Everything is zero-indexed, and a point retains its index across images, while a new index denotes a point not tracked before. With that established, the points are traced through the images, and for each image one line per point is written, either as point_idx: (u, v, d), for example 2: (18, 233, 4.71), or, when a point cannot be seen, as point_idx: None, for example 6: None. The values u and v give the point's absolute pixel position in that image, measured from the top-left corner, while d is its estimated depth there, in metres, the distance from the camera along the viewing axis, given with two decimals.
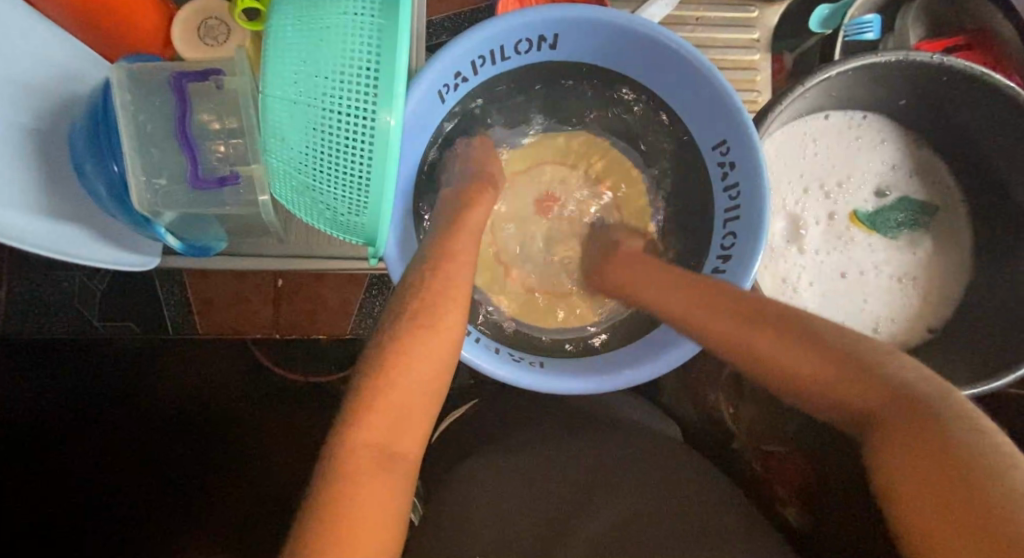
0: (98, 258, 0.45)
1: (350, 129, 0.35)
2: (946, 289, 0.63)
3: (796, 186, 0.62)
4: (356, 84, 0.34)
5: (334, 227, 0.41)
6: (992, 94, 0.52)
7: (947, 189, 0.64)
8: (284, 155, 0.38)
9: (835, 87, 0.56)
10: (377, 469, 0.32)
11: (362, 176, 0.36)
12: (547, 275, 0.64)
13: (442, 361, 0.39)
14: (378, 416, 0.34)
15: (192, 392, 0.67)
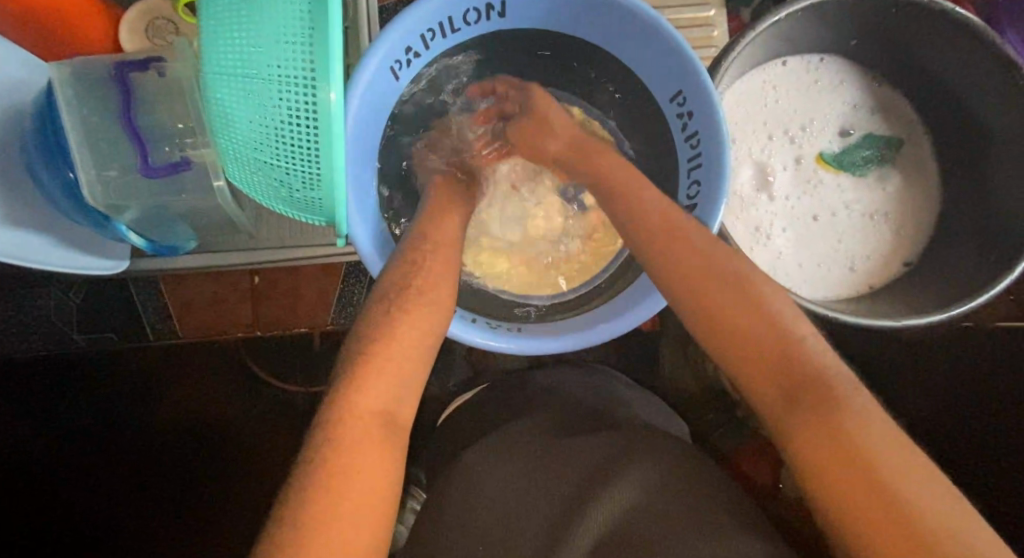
0: (67, 263, 0.45)
1: (294, 101, 0.34)
2: (918, 220, 0.63)
3: (760, 134, 0.62)
4: (293, 54, 0.33)
5: (297, 204, 0.42)
6: (940, 18, 0.53)
7: (911, 123, 0.64)
8: (237, 135, 0.38)
9: (787, 30, 0.57)
10: (375, 435, 0.31)
11: (313, 149, 0.36)
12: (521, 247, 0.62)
13: (431, 333, 0.38)
14: (374, 384, 0.33)
15: (188, 398, 0.67)
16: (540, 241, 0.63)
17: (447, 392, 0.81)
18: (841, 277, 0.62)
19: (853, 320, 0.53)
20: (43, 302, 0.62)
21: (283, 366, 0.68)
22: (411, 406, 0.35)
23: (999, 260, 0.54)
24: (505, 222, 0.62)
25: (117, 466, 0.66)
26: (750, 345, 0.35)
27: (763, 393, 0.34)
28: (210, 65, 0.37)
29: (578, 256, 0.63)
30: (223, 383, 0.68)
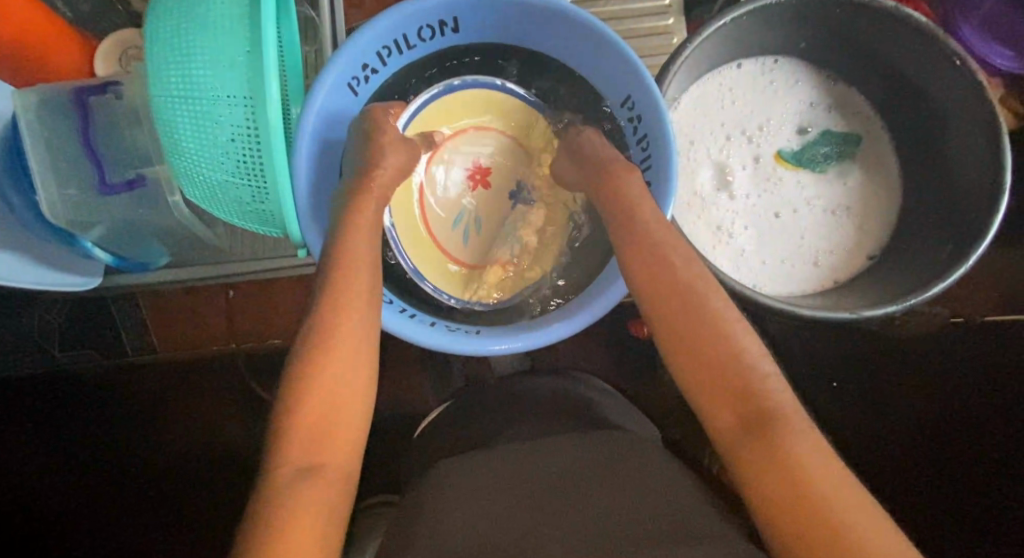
0: (48, 279, 0.48)
1: (237, 119, 0.37)
2: (880, 214, 0.64)
3: (717, 135, 0.63)
4: (234, 77, 0.36)
5: (250, 217, 0.44)
6: (882, 16, 0.55)
7: (869, 119, 0.66)
8: (186, 154, 0.40)
9: (737, 35, 0.58)
10: (324, 458, 0.31)
11: (259, 164, 0.38)
12: (482, 246, 0.63)
13: (364, 348, 0.38)
14: (317, 411, 0.33)
15: (170, 420, 0.69)
16: (492, 238, 0.63)
17: (434, 401, 0.81)
18: (805, 272, 0.62)
19: (812, 313, 0.53)
20: (22, 323, 0.64)
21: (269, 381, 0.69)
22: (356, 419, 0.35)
23: (959, 248, 0.54)
24: (469, 224, 0.62)
25: (99, 486, 0.68)
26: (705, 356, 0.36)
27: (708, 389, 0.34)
28: (156, 93, 0.39)
29: (543, 251, 0.63)
30: (203, 403, 0.70)
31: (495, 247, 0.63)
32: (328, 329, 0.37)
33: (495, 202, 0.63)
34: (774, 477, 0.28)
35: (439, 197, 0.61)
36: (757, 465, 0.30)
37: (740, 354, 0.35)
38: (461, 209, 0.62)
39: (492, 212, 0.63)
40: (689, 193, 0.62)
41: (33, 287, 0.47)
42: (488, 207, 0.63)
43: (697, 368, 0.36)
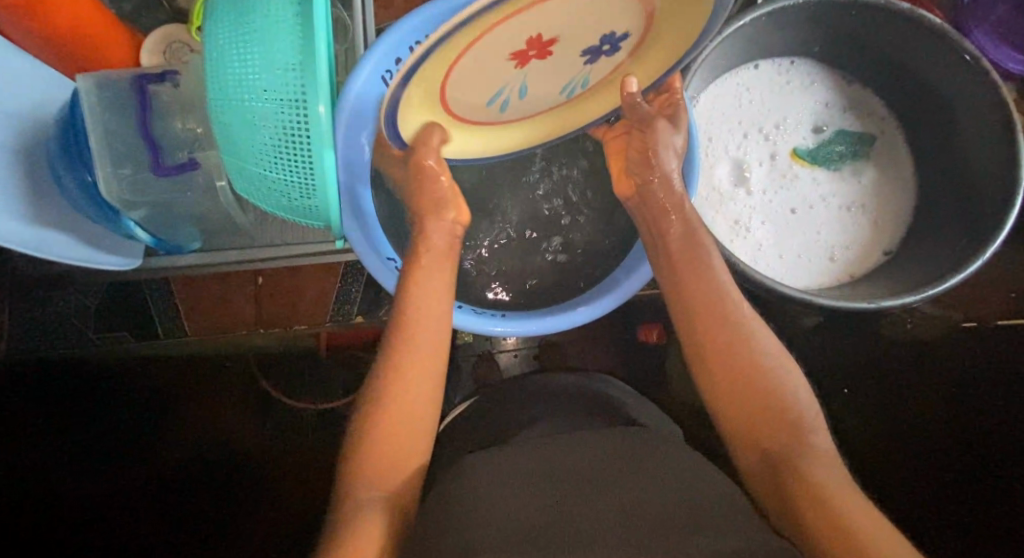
0: (90, 260, 0.50)
1: (290, 119, 0.39)
2: (895, 210, 0.66)
3: (735, 133, 0.65)
4: (288, 80, 0.38)
5: (294, 211, 0.47)
6: (896, 17, 0.56)
7: (882, 120, 0.67)
8: (238, 152, 0.42)
9: (756, 34, 0.60)
10: (392, 484, 0.38)
11: (308, 160, 0.41)
12: (524, 105, 0.50)
13: (432, 376, 0.43)
14: (392, 430, 0.40)
15: (205, 413, 0.76)
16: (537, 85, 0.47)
17: (453, 400, 0.82)
18: (821, 267, 0.64)
19: (830, 303, 0.54)
20: (62, 304, 0.69)
21: (298, 382, 0.77)
22: (429, 410, 0.42)
23: (972, 242, 0.56)
24: (512, 93, 0.47)
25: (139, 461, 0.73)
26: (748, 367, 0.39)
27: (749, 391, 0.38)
28: (210, 94, 0.41)
29: (607, 88, 0.51)
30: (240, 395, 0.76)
31: (543, 101, 0.50)
32: (401, 351, 0.43)
33: (557, 66, 0.44)
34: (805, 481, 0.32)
35: (467, 80, 0.42)
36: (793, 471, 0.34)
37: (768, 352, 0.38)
38: (502, 85, 0.45)
39: (552, 71, 0.45)
40: (707, 187, 0.64)
41: (78, 264, 0.49)
42: (544, 70, 0.45)
43: (723, 366, 0.40)
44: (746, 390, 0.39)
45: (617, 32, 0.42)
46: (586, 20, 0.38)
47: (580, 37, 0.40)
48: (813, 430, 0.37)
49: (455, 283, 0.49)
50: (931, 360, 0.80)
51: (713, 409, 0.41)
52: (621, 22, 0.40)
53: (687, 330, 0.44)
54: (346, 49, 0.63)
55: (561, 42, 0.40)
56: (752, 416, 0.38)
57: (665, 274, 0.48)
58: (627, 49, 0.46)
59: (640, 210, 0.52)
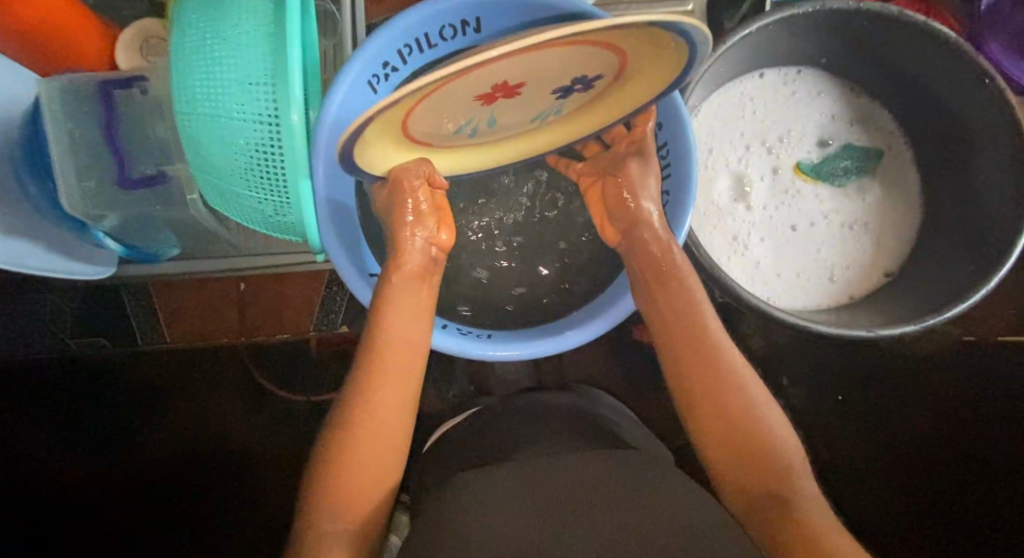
0: (67, 270, 0.49)
1: (262, 132, 0.37)
2: (899, 229, 0.64)
3: (737, 145, 0.62)
4: (260, 92, 0.36)
5: (271, 226, 0.45)
6: (909, 29, 0.53)
7: (890, 134, 0.65)
8: (209, 165, 0.40)
9: (763, 42, 0.57)
10: (355, 515, 0.37)
11: (282, 175, 0.39)
12: (490, 133, 0.51)
13: (403, 404, 0.42)
14: (358, 461, 0.38)
15: (192, 409, 0.76)
16: (508, 117, 0.49)
17: (442, 406, 0.81)
18: (820, 287, 0.62)
19: (826, 329, 0.52)
20: (42, 306, 0.69)
21: (291, 379, 0.76)
22: (400, 439, 0.41)
23: (977, 271, 0.53)
24: (479, 123, 0.49)
25: (133, 461, 0.76)
26: (732, 415, 0.40)
27: (730, 438, 0.40)
28: (178, 105, 0.39)
29: (589, 115, 0.52)
30: (225, 394, 0.76)
31: (515, 125, 0.51)
32: (374, 377, 0.41)
33: (527, 101, 0.47)
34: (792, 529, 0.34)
35: (434, 116, 0.44)
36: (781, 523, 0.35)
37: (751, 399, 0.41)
38: (468, 117, 0.47)
39: (522, 104, 0.47)
40: (705, 202, 0.62)
41: (50, 275, 0.48)
42: (512, 104, 0.47)
43: (716, 412, 0.41)
44: (740, 431, 0.40)
45: (589, 74, 0.44)
46: (557, 65, 0.40)
47: (543, 78, 0.42)
48: (802, 476, 0.39)
49: (432, 304, 0.47)
50: (930, 377, 0.79)
51: (699, 449, 0.42)
52: (592, 66, 0.43)
53: (674, 365, 0.44)
54: (333, 46, 0.60)
55: (530, 84, 0.43)
56: (738, 464, 0.39)
57: (650, 308, 0.47)
58: (598, 89, 0.48)
59: (633, 230, 0.50)
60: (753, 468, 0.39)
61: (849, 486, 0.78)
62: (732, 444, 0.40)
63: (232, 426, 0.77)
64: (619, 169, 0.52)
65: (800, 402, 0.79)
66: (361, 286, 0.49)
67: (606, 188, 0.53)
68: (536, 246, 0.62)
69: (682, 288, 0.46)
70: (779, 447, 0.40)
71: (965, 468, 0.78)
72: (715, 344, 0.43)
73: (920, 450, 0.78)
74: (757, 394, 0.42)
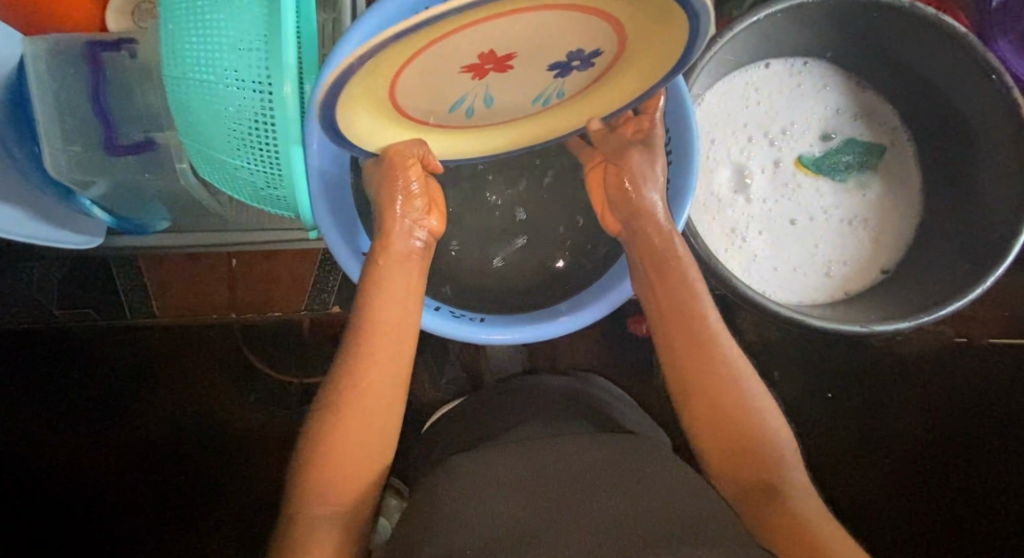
0: (53, 237, 0.48)
1: (255, 102, 0.36)
2: (897, 227, 0.63)
3: (739, 135, 0.61)
4: (253, 59, 0.35)
5: (263, 200, 0.44)
6: (918, 22, 0.52)
7: (894, 130, 0.64)
8: (200, 135, 0.39)
9: (771, 31, 0.56)
10: (345, 497, 0.37)
11: (273, 147, 0.39)
12: (489, 113, 0.49)
13: (393, 386, 0.41)
14: (347, 444, 0.38)
15: (184, 384, 0.76)
16: (512, 99, 0.47)
17: (437, 389, 0.81)
18: (817, 282, 0.62)
19: (821, 323, 0.52)
20: (29, 277, 0.68)
21: (281, 359, 0.76)
22: (391, 421, 0.41)
23: (975, 271, 0.53)
24: (477, 99, 0.46)
25: (122, 437, 0.75)
26: (724, 406, 0.40)
27: (722, 428, 0.40)
28: (168, 72, 0.38)
29: (591, 98, 0.50)
30: (219, 372, 0.76)
31: (512, 109, 0.49)
32: (365, 359, 0.41)
33: (522, 78, 0.44)
34: (781, 520, 0.34)
35: (422, 89, 0.41)
36: (772, 514, 0.35)
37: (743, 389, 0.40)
38: (463, 92, 0.44)
39: (518, 82, 0.45)
40: (705, 192, 0.61)
41: (36, 243, 0.47)
42: (507, 79, 0.44)
43: (708, 403, 0.41)
44: (733, 421, 0.40)
45: (585, 49, 0.41)
46: (549, 37, 0.37)
47: (539, 56, 0.40)
48: (793, 463, 0.39)
49: (423, 288, 0.47)
50: (922, 374, 0.79)
51: (692, 439, 0.42)
52: (587, 43, 0.40)
53: (670, 355, 0.43)
54: (331, 19, 0.58)
55: (521, 57, 0.40)
56: (730, 452, 0.39)
57: (648, 299, 0.47)
58: (597, 71, 0.46)
59: (633, 218, 0.49)
60: (745, 459, 0.39)
61: (840, 480, 0.79)
62: (725, 435, 0.39)
63: (224, 405, 0.76)
64: (620, 157, 0.51)
65: (794, 396, 0.80)
66: (353, 267, 0.49)
67: (607, 174, 0.53)
68: (534, 231, 0.61)
69: (682, 277, 0.46)
70: (772, 439, 0.40)
71: (954, 465, 0.78)
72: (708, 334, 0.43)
73: (911, 446, 0.79)
74: (751, 386, 0.41)
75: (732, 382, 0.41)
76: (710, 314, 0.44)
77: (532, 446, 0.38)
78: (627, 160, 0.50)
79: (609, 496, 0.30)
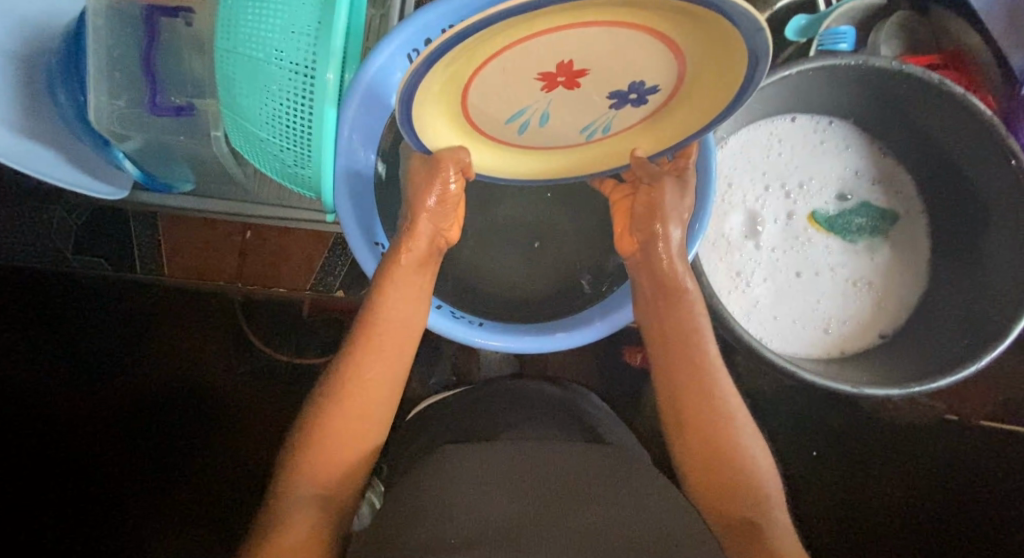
0: (88, 187, 0.51)
1: (296, 83, 0.38)
2: (901, 295, 0.64)
3: (757, 183, 0.63)
4: (305, 45, 0.37)
5: (287, 179, 0.46)
6: (946, 98, 0.53)
7: (909, 200, 0.65)
8: (237, 107, 0.41)
9: (801, 86, 0.57)
10: (333, 478, 0.37)
11: (305, 129, 0.40)
12: (539, 133, 0.50)
13: (392, 375, 0.42)
14: (339, 433, 0.38)
15: (182, 349, 0.77)
16: (565, 124, 0.49)
17: (424, 388, 0.81)
18: (814, 337, 0.62)
19: (813, 378, 0.52)
20: (50, 220, 0.69)
21: (276, 336, 0.77)
22: (385, 414, 0.41)
23: (970, 344, 0.54)
24: (534, 117, 0.47)
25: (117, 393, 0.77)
26: (712, 436, 0.41)
27: (702, 457, 0.41)
28: (219, 43, 0.39)
29: (632, 137, 0.52)
30: (220, 338, 0.77)
31: (563, 134, 0.51)
32: (366, 353, 0.42)
33: (581, 101, 0.46)
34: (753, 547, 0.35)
35: (497, 93, 0.43)
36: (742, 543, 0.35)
37: (727, 428, 0.41)
38: (528, 104, 0.45)
39: (577, 106, 0.46)
40: (716, 234, 0.62)
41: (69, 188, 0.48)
42: (571, 100, 0.45)
43: (694, 431, 0.41)
44: (719, 452, 0.40)
45: (646, 82, 0.43)
46: (622, 51, 0.39)
47: (601, 80, 0.42)
48: (775, 504, 0.39)
49: (431, 287, 0.48)
50: (901, 446, 0.79)
51: (677, 463, 0.42)
52: (653, 72, 0.42)
53: (667, 384, 0.44)
54: (378, 15, 0.60)
55: (591, 76, 0.42)
56: (715, 483, 0.39)
57: (650, 328, 0.48)
58: (654, 115, 0.49)
59: (646, 249, 0.50)
60: (723, 489, 0.39)
61: (814, 539, 0.78)
62: (708, 464, 0.40)
63: (220, 370, 0.77)
64: (652, 183, 0.51)
65: (780, 448, 0.79)
66: (367, 260, 0.50)
67: (636, 200, 0.53)
68: (545, 247, 0.62)
69: (687, 310, 0.46)
70: (755, 475, 0.40)
71: (930, 541, 0.77)
72: (704, 370, 0.44)
73: (890, 517, 0.78)
74: (741, 424, 0.42)
75: (719, 416, 0.42)
76: (710, 350, 0.45)
77: (515, 449, 0.39)
78: (660, 186, 0.50)
79: (580, 504, 0.31)
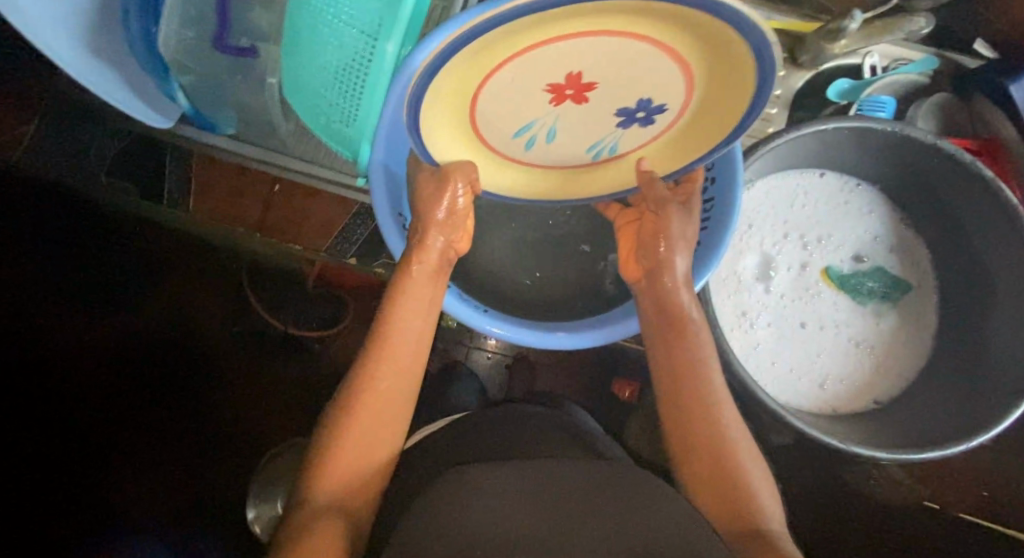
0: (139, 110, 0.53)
1: (359, 44, 0.40)
2: (903, 364, 0.64)
3: (777, 230, 0.63)
4: (373, 10, 0.39)
5: (328, 134, 0.48)
6: (975, 179, 0.54)
7: (924, 273, 0.66)
8: (299, 57, 0.43)
9: (836, 142, 0.59)
10: (347, 489, 0.37)
11: (358, 89, 0.42)
12: (547, 148, 0.51)
13: (404, 387, 0.43)
14: (351, 447, 0.39)
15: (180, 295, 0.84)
16: (578, 138, 0.50)
17: None
18: (809, 390, 0.62)
19: (803, 426, 0.52)
20: (88, 139, 0.71)
21: (278, 301, 0.81)
22: (398, 424, 0.42)
23: (965, 421, 0.54)
24: (542, 130, 0.49)
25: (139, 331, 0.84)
26: (715, 443, 0.42)
27: (702, 464, 0.41)
28: None
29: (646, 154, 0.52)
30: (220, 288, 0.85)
31: (571, 149, 0.52)
32: (374, 364, 0.43)
33: (587, 114, 0.47)
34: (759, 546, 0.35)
35: (503, 96, 0.43)
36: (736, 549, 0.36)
37: (712, 453, 0.41)
38: (536, 117, 0.47)
39: (585, 120, 0.48)
40: (729, 271, 0.63)
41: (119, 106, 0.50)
42: (578, 113, 0.47)
43: (697, 438, 0.42)
44: (719, 459, 0.41)
45: (654, 101, 0.44)
46: (635, 70, 0.40)
47: (610, 94, 0.43)
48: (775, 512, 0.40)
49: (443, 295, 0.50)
50: (876, 520, 0.79)
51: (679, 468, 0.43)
52: (660, 90, 0.43)
53: (674, 395, 0.45)
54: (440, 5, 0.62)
55: (599, 90, 0.43)
56: (716, 495, 0.40)
57: (651, 346, 0.49)
58: (663, 138, 0.50)
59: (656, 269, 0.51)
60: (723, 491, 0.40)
61: None
62: (710, 470, 0.41)
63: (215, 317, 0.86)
64: (658, 208, 0.51)
65: None
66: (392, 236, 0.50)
67: (644, 223, 0.53)
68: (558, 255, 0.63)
69: (688, 335, 0.47)
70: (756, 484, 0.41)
71: None
72: (698, 393, 0.44)
73: None
74: (733, 446, 0.42)
75: (706, 441, 0.42)
76: (706, 375, 0.45)
77: None
78: (666, 212, 0.50)
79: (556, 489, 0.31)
